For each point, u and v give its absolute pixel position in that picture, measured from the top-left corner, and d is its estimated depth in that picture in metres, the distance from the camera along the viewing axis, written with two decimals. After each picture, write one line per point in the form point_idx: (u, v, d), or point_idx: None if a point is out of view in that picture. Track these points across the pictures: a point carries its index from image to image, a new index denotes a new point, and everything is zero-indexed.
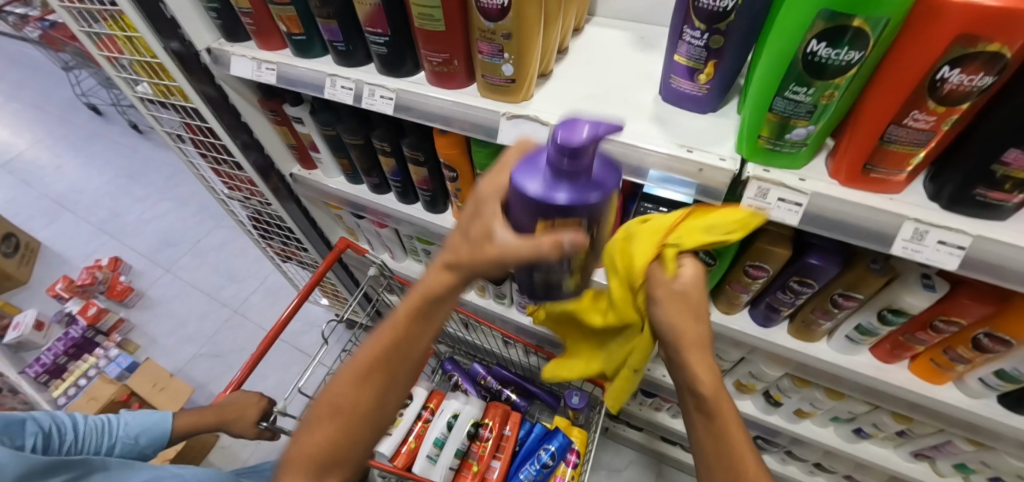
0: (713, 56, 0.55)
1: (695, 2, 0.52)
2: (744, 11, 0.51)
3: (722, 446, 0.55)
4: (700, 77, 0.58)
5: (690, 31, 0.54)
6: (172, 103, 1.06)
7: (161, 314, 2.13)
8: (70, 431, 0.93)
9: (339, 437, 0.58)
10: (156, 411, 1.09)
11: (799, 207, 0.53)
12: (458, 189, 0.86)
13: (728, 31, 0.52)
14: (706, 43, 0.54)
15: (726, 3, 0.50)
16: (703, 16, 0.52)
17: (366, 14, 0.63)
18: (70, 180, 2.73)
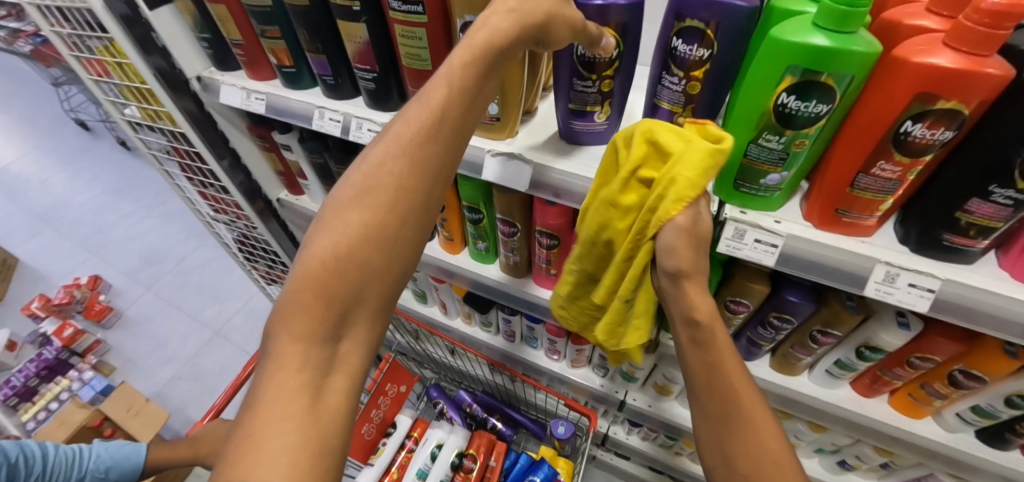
0: (691, 101, 0.57)
1: (672, 51, 0.54)
2: (720, 62, 0.53)
3: (732, 421, 0.48)
4: (678, 120, 0.59)
5: (669, 78, 0.56)
6: (160, 127, 1.06)
7: (140, 335, 2.08)
8: (38, 462, 0.92)
9: (375, 218, 0.44)
10: (129, 442, 1.04)
11: (775, 249, 0.54)
12: (444, 220, 0.87)
13: (704, 79, 0.55)
14: (683, 89, 0.56)
15: (703, 53, 0.52)
16: (682, 64, 0.54)
17: (355, 51, 0.64)
18: (53, 195, 2.69)
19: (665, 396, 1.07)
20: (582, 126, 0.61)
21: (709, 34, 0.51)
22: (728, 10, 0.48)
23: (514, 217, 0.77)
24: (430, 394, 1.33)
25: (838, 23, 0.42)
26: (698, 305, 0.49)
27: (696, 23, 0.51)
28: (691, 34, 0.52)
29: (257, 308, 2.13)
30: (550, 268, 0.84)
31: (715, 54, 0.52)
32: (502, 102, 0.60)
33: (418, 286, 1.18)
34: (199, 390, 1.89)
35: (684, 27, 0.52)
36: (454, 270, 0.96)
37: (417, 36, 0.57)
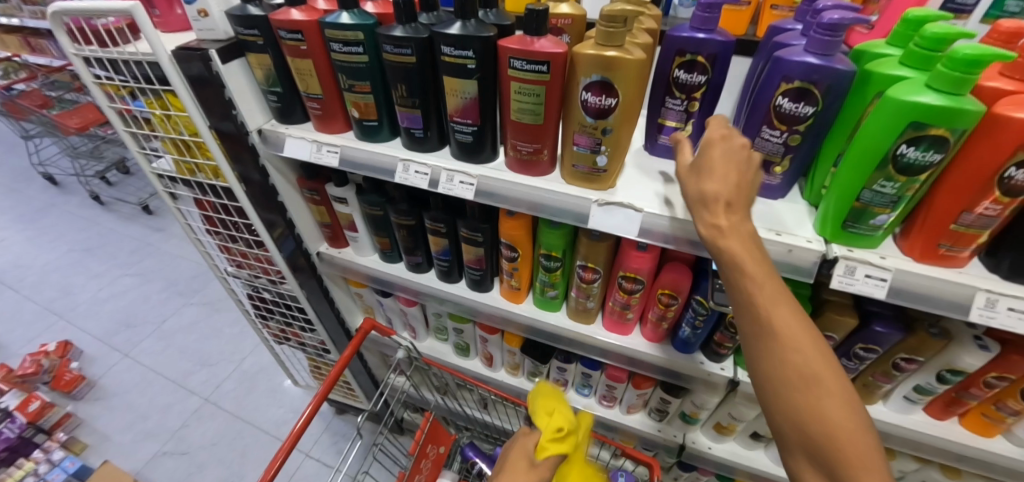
0: (790, 152, 0.62)
1: (775, 106, 0.59)
2: (820, 117, 0.58)
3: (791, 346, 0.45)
4: (775, 168, 0.64)
5: (769, 131, 0.61)
6: (197, 181, 1.02)
7: (115, 407, 1.85)
8: None
9: None
10: None
11: (885, 282, 0.58)
12: (515, 269, 0.87)
13: (806, 132, 0.59)
14: (784, 140, 0.61)
15: (807, 110, 0.57)
16: (784, 119, 0.59)
17: (457, 106, 0.66)
18: (13, 256, 2.47)
19: (726, 437, 1.05)
20: (662, 140, 0.73)
21: (816, 94, 0.56)
22: (833, 73, 0.54)
23: (595, 262, 0.78)
24: (466, 455, 1.24)
25: (952, 86, 0.47)
26: (732, 244, 0.47)
27: (805, 85, 0.56)
28: (794, 94, 0.57)
29: (251, 370, 1.94)
30: (626, 312, 0.84)
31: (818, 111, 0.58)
32: (612, 154, 0.63)
33: (462, 339, 1.15)
34: (187, 467, 1.66)
35: (791, 88, 0.56)
36: (516, 318, 0.94)
37: (535, 92, 0.60)
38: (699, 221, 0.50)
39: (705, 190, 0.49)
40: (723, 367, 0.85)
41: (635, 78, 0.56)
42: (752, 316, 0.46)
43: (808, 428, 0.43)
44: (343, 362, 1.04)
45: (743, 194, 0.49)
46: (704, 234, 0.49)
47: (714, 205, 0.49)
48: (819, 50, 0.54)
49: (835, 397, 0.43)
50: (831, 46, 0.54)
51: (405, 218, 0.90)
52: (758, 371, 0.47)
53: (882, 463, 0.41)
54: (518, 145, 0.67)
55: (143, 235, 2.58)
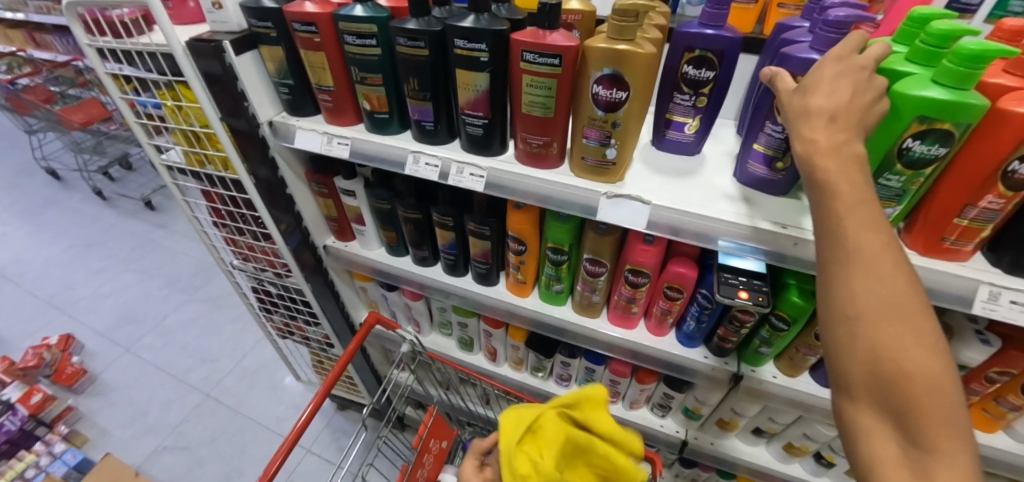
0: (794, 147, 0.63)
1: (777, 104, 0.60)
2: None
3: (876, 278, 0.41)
4: (777, 164, 0.65)
5: (772, 126, 0.62)
6: (206, 173, 1.03)
7: (115, 402, 1.85)
8: None
9: None
10: None
11: None
12: (522, 262, 0.88)
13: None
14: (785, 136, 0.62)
15: None
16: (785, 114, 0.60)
17: (468, 99, 0.67)
18: (14, 251, 2.47)
19: (727, 433, 1.06)
20: (671, 134, 0.74)
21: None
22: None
23: (602, 255, 0.79)
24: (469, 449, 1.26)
25: (957, 81, 0.48)
26: (827, 164, 0.46)
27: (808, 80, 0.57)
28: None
29: (252, 366, 1.94)
30: (631, 306, 0.85)
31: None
32: (621, 147, 0.63)
33: (467, 334, 1.16)
34: (188, 462, 1.66)
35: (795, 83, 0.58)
36: (522, 311, 0.95)
37: (546, 85, 0.61)
38: (796, 136, 0.49)
39: (808, 104, 0.49)
40: (726, 362, 0.86)
41: (646, 71, 0.57)
42: (841, 253, 0.42)
43: (880, 367, 0.39)
44: (348, 355, 1.05)
45: (853, 112, 0.47)
46: (799, 148, 0.49)
47: (816, 117, 0.48)
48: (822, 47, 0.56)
49: (916, 340, 0.39)
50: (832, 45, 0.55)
51: (412, 211, 0.91)
52: (838, 309, 0.42)
53: (961, 420, 0.37)
54: (528, 137, 0.68)
55: (145, 231, 2.58)
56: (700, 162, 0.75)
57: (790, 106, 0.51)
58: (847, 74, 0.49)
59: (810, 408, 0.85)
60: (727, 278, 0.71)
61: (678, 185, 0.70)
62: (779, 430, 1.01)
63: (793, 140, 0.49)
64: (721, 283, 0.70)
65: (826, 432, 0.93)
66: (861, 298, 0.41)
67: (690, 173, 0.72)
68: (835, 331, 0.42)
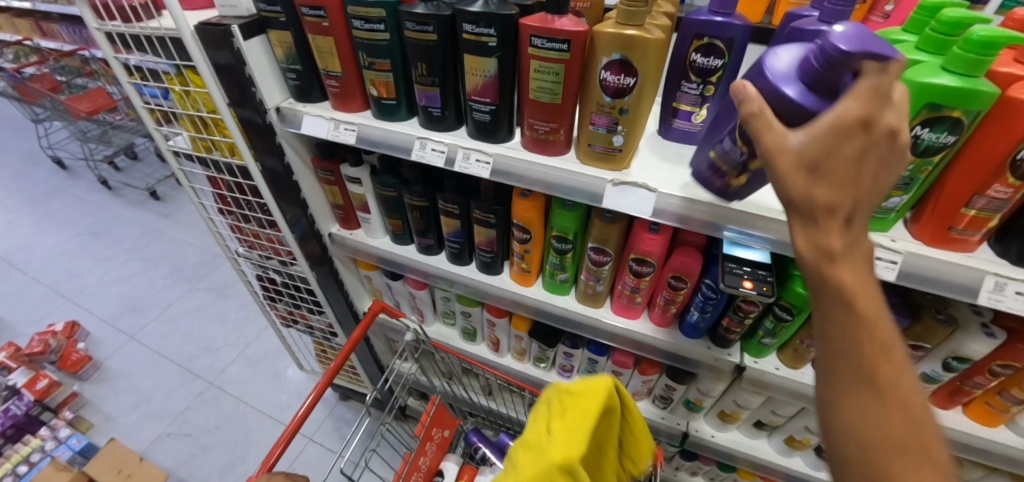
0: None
1: None
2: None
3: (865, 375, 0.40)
4: None
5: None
6: (212, 159, 1.03)
7: (120, 389, 1.86)
8: None
9: None
10: None
11: (895, 264, 0.59)
12: (526, 251, 0.88)
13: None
14: None
15: None
16: None
17: (476, 85, 0.67)
18: (20, 238, 2.48)
19: (729, 425, 1.07)
20: (678, 124, 0.74)
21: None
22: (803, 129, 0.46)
23: (607, 244, 0.79)
24: (470, 439, 1.26)
25: (967, 68, 0.48)
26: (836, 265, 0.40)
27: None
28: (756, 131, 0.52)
29: (255, 355, 1.96)
30: (635, 296, 0.85)
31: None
32: (628, 134, 0.63)
33: (470, 323, 1.17)
34: (190, 449, 1.68)
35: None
36: (526, 301, 0.96)
37: (554, 71, 0.61)
38: (799, 242, 0.42)
39: (815, 197, 0.39)
40: (729, 353, 0.86)
41: (655, 57, 0.57)
42: (832, 348, 0.42)
43: (858, 471, 0.40)
44: (353, 342, 1.06)
45: (861, 213, 0.40)
46: (806, 252, 0.42)
47: (825, 217, 0.40)
48: (811, 81, 0.45)
49: (899, 448, 0.38)
50: (824, 81, 0.44)
51: (418, 199, 0.91)
52: (827, 408, 0.43)
53: None
54: (535, 124, 0.68)
55: (150, 221, 2.59)
56: None
57: (795, 190, 0.40)
58: (864, 145, 0.37)
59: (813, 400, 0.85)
60: (731, 268, 0.71)
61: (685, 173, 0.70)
62: (781, 424, 1.01)
63: (798, 237, 0.42)
64: (725, 272, 0.71)
65: None
66: (847, 401, 0.41)
67: None
68: (830, 399, 0.43)
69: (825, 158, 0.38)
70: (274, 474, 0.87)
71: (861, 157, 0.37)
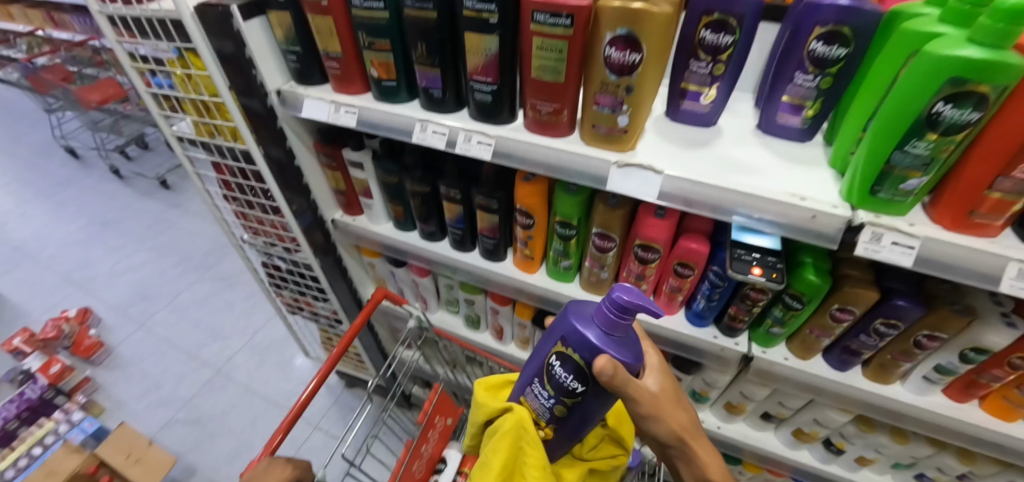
0: (821, 95, 0.65)
1: (809, 51, 0.62)
2: (849, 62, 0.62)
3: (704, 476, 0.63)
4: (806, 111, 0.68)
5: (802, 76, 0.64)
6: (215, 144, 1.03)
7: (131, 374, 1.89)
8: None
9: None
10: None
11: (912, 250, 0.57)
12: (529, 237, 0.87)
13: (837, 75, 0.63)
14: (815, 84, 0.64)
15: (838, 52, 0.61)
16: (816, 62, 0.62)
17: (477, 64, 0.65)
18: (35, 227, 2.53)
19: (735, 417, 1.05)
20: (686, 105, 0.72)
21: (848, 36, 0.59)
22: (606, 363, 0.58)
23: (611, 229, 0.77)
24: (472, 428, 1.26)
25: (995, 39, 0.45)
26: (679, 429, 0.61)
27: (837, 26, 0.59)
28: (572, 362, 0.60)
29: (263, 343, 1.97)
30: (640, 284, 0.83)
31: (587, 387, 0.60)
32: (634, 114, 0.61)
33: (473, 311, 1.16)
34: (199, 434, 1.70)
35: (824, 32, 0.60)
36: (529, 288, 0.94)
37: (557, 48, 0.59)
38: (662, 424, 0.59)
39: (663, 407, 0.59)
40: (737, 342, 0.84)
41: (662, 32, 0.55)
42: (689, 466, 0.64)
43: None
44: (355, 328, 1.05)
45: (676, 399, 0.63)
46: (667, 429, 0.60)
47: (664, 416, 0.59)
48: (606, 329, 0.57)
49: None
50: (616, 328, 0.57)
51: (420, 185, 0.89)
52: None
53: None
54: (538, 104, 0.66)
55: (161, 210, 2.61)
56: (715, 134, 0.73)
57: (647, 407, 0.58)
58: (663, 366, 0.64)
59: (823, 392, 0.83)
60: (739, 254, 0.69)
61: (691, 155, 0.67)
62: (788, 416, 0.99)
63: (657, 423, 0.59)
64: (733, 259, 0.68)
65: (838, 418, 0.91)
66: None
67: (704, 145, 0.70)
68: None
69: (664, 408, 0.59)
70: (275, 460, 0.85)
71: (668, 379, 0.63)
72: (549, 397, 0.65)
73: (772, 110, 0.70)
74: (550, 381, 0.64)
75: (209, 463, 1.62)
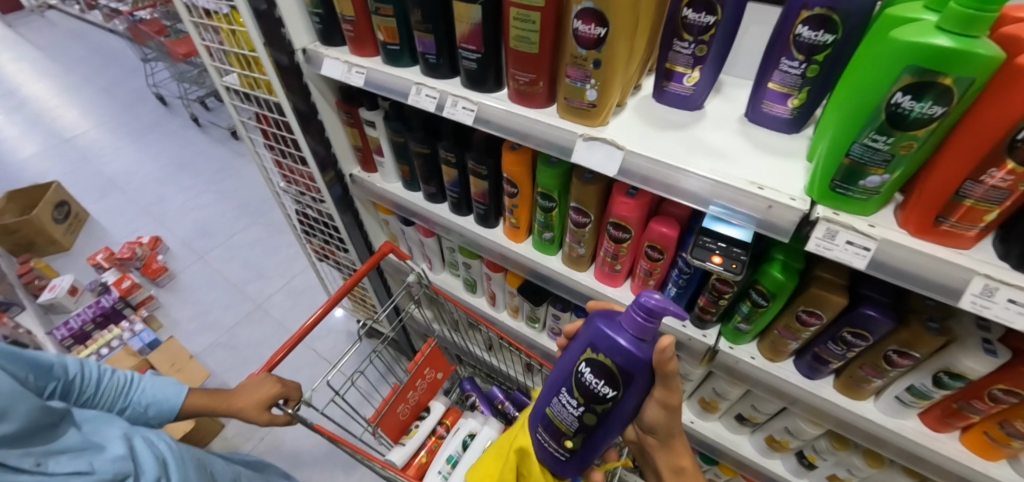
0: (808, 84, 0.63)
1: (795, 36, 0.60)
2: (838, 49, 0.59)
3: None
4: (792, 101, 0.65)
5: (788, 63, 0.63)
6: (255, 96, 1.14)
7: (187, 298, 2.15)
8: (91, 385, 0.87)
9: None
10: (176, 383, 0.95)
11: (867, 252, 0.55)
12: (515, 206, 0.90)
13: (824, 63, 0.60)
14: (802, 72, 0.62)
15: (826, 38, 0.58)
16: (803, 48, 0.60)
17: (464, 32, 0.69)
18: (126, 162, 2.88)
19: (710, 414, 1.04)
20: (671, 87, 0.71)
21: (837, 22, 0.57)
22: (640, 364, 0.61)
23: (587, 206, 0.79)
24: (462, 387, 1.37)
25: (963, 26, 0.42)
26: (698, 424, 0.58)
27: (824, 11, 0.56)
28: (599, 367, 0.64)
29: (298, 287, 2.16)
30: (615, 263, 0.85)
31: (616, 393, 0.63)
32: (602, 89, 0.63)
33: (470, 275, 1.21)
34: (235, 358, 1.91)
35: (811, 15, 0.58)
36: (515, 256, 0.98)
37: (531, 18, 0.61)
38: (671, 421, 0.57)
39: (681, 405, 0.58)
40: (705, 335, 0.84)
41: (629, 9, 0.56)
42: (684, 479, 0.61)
43: None
44: (356, 277, 1.13)
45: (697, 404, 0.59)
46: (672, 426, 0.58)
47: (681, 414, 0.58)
48: (638, 334, 0.60)
49: None
50: (645, 333, 0.60)
51: (422, 146, 0.95)
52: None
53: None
54: (516, 74, 0.68)
55: (228, 158, 2.89)
56: (700, 118, 0.72)
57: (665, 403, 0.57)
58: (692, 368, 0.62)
59: (791, 398, 0.81)
60: (704, 242, 0.69)
61: (665, 136, 0.68)
62: (762, 421, 0.97)
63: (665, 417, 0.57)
64: (695, 245, 0.69)
65: (810, 430, 0.89)
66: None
67: (684, 127, 0.70)
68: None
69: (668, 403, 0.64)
70: (271, 375, 0.96)
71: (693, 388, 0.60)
72: (580, 405, 0.68)
73: (759, 99, 0.69)
74: (580, 389, 0.67)
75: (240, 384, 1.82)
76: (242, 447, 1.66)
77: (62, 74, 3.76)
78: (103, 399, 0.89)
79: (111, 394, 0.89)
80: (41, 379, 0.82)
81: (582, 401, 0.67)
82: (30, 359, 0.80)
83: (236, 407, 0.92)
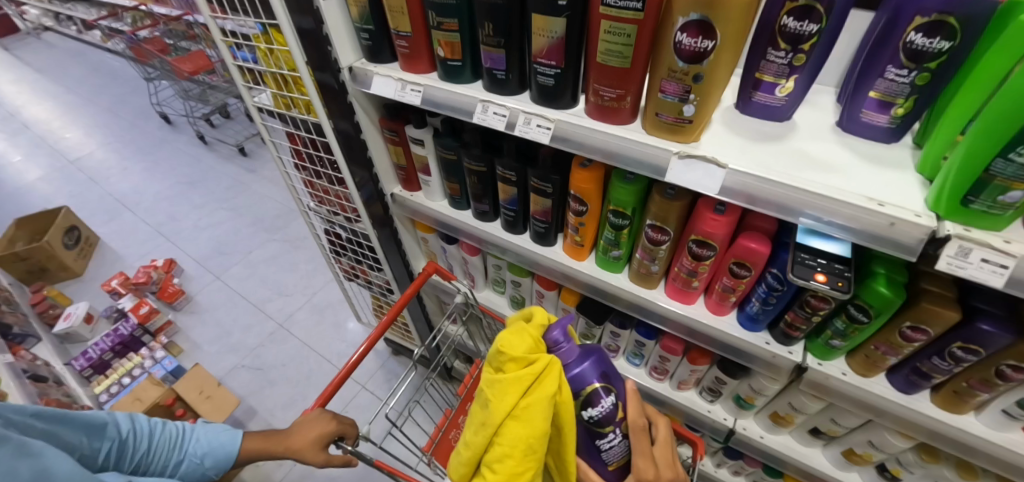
0: (915, 93, 0.59)
1: (905, 42, 0.56)
2: (954, 55, 0.55)
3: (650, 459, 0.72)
4: (895, 110, 0.62)
5: (894, 70, 0.59)
6: (290, 116, 1.10)
7: (207, 321, 2.09)
8: (144, 440, 0.82)
9: None
10: (226, 428, 0.91)
11: (1005, 270, 0.51)
12: (581, 224, 0.86)
13: (936, 70, 0.56)
14: (910, 80, 0.58)
15: (941, 45, 0.54)
16: (912, 56, 0.56)
17: (543, 47, 0.66)
18: (133, 182, 2.82)
19: (781, 428, 1.02)
20: (759, 98, 0.68)
21: (954, 27, 0.53)
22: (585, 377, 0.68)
23: (666, 222, 0.76)
24: None
25: None
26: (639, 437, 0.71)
27: (941, 16, 0.52)
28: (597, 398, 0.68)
29: (321, 304, 2.11)
30: (692, 280, 0.81)
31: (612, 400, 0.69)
32: (701, 103, 0.59)
33: (519, 292, 1.18)
34: (261, 381, 1.85)
35: (925, 22, 0.54)
36: (577, 275, 0.95)
37: (625, 32, 0.58)
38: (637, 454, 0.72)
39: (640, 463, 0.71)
40: (791, 351, 0.80)
41: (739, 17, 0.52)
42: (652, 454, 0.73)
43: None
44: (398, 307, 1.05)
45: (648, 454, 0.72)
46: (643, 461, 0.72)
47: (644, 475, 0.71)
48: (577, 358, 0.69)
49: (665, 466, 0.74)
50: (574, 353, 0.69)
51: (478, 164, 0.92)
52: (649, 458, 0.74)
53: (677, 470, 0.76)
54: (601, 90, 0.65)
55: (237, 174, 2.83)
56: (789, 128, 0.70)
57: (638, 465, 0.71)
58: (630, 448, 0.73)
59: (882, 413, 0.77)
60: (802, 258, 0.64)
61: (761, 150, 0.65)
62: (840, 434, 0.94)
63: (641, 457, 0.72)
64: (795, 263, 0.64)
65: (896, 443, 0.85)
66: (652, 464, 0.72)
67: (777, 141, 0.67)
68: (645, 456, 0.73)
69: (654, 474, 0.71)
70: (325, 412, 0.91)
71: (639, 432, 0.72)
72: (621, 434, 0.71)
73: (855, 109, 0.66)
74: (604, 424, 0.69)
75: (268, 407, 1.76)
76: (275, 474, 1.60)
77: (62, 95, 3.70)
78: (158, 454, 0.83)
79: (165, 449, 0.84)
80: (94, 440, 0.77)
81: (609, 430, 0.70)
82: (81, 418, 0.76)
83: (293, 449, 0.87)
